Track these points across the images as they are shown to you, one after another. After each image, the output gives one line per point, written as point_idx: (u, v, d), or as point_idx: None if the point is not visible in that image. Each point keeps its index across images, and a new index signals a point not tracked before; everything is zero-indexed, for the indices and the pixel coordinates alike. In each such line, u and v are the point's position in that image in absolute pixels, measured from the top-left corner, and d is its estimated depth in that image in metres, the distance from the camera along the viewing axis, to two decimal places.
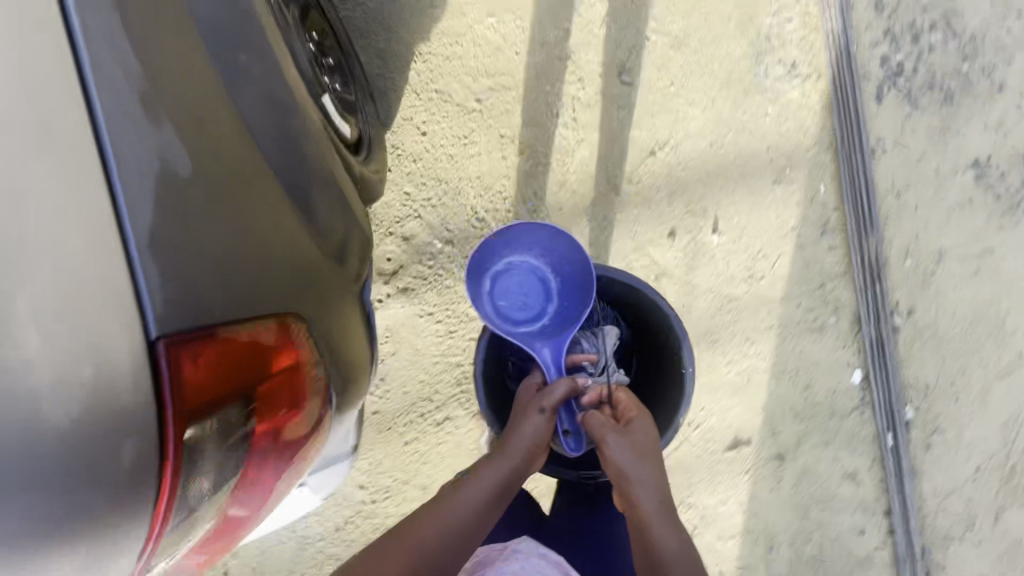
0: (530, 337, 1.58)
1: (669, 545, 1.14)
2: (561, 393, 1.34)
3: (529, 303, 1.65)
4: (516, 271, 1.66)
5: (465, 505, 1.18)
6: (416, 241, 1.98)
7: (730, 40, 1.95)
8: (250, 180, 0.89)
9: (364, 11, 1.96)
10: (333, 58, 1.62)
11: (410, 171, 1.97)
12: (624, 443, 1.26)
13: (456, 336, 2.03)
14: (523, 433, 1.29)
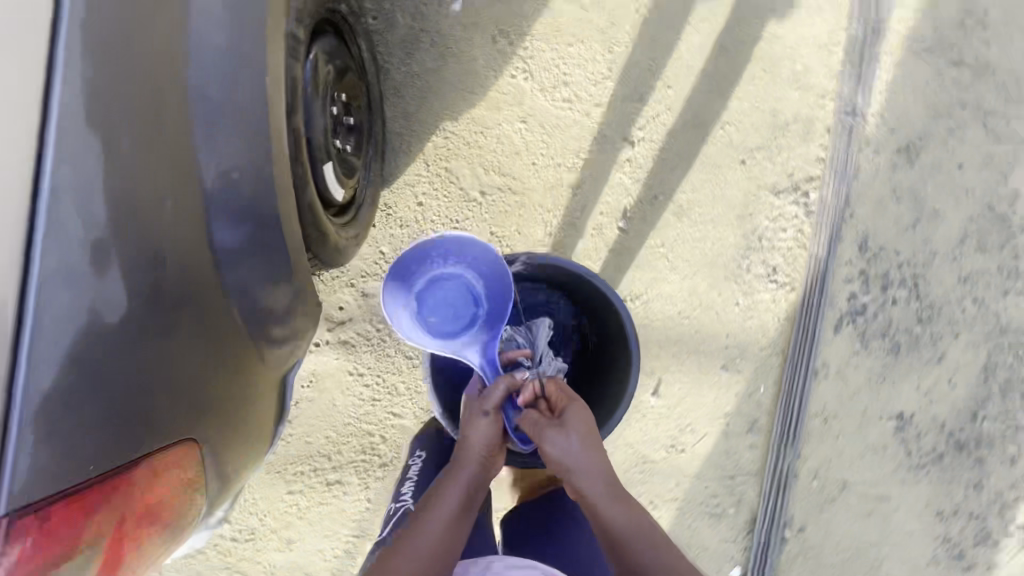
0: (462, 345, 1.56)
1: (620, 526, 1.30)
2: (500, 394, 1.42)
3: (458, 309, 1.59)
4: (440, 284, 1.60)
5: (429, 530, 1.34)
6: (374, 301, 1.98)
7: (727, 226, 2.05)
8: (190, 282, 0.96)
9: (407, 70, 1.97)
10: (355, 118, 1.62)
11: (393, 234, 1.97)
12: (558, 438, 1.33)
13: (377, 405, 1.99)
14: (473, 448, 1.43)
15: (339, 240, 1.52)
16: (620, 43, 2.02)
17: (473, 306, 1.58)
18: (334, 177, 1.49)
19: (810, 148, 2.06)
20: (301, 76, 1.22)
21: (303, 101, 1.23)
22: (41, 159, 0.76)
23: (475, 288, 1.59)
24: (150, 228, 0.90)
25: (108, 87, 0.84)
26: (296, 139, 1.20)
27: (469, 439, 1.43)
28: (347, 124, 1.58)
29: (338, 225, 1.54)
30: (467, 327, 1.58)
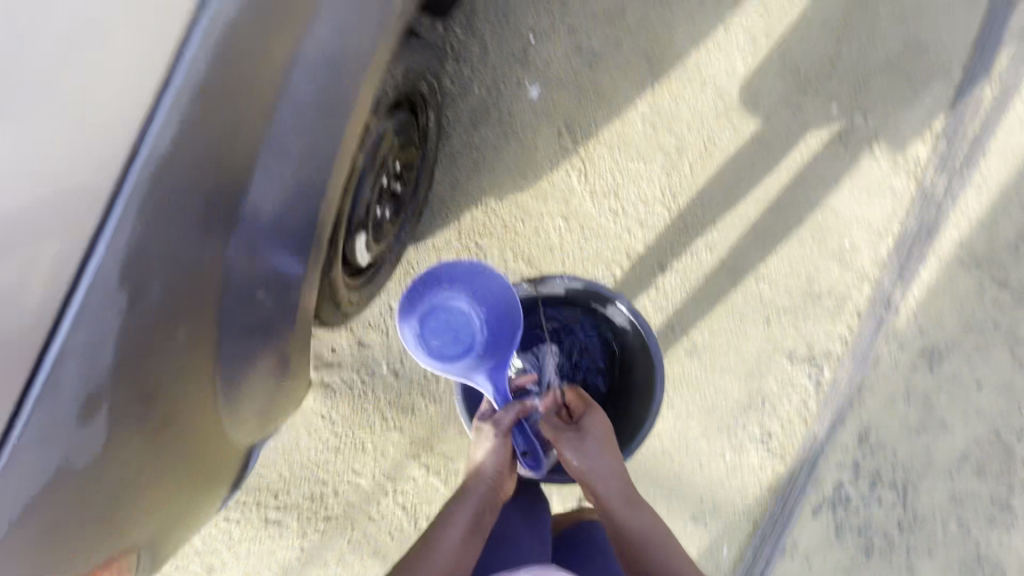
0: (465, 370, 1.54)
1: (637, 530, 1.40)
2: (511, 417, 1.49)
3: (461, 335, 1.55)
4: (443, 309, 1.57)
5: (450, 538, 1.36)
6: (367, 352, 1.94)
7: (734, 378, 2.01)
8: (184, 372, 0.94)
9: (467, 140, 1.96)
10: (403, 186, 1.60)
11: None
12: (578, 442, 1.47)
13: (339, 457, 1.94)
14: (489, 462, 1.48)
15: (350, 306, 1.48)
16: (679, 172, 2.03)
17: (475, 334, 1.57)
18: (364, 244, 1.46)
19: (836, 325, 2.03)
20: (359, 159, 1.21)
21: (353, 183, 1.21)
22: (89, 257, 0.74)
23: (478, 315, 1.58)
24: (171, 316, 0.88)
25: (177, 184, 0.82)
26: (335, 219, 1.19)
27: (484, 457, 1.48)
28: (393, 190, 1.56)
29: (354, 289, 1.50)
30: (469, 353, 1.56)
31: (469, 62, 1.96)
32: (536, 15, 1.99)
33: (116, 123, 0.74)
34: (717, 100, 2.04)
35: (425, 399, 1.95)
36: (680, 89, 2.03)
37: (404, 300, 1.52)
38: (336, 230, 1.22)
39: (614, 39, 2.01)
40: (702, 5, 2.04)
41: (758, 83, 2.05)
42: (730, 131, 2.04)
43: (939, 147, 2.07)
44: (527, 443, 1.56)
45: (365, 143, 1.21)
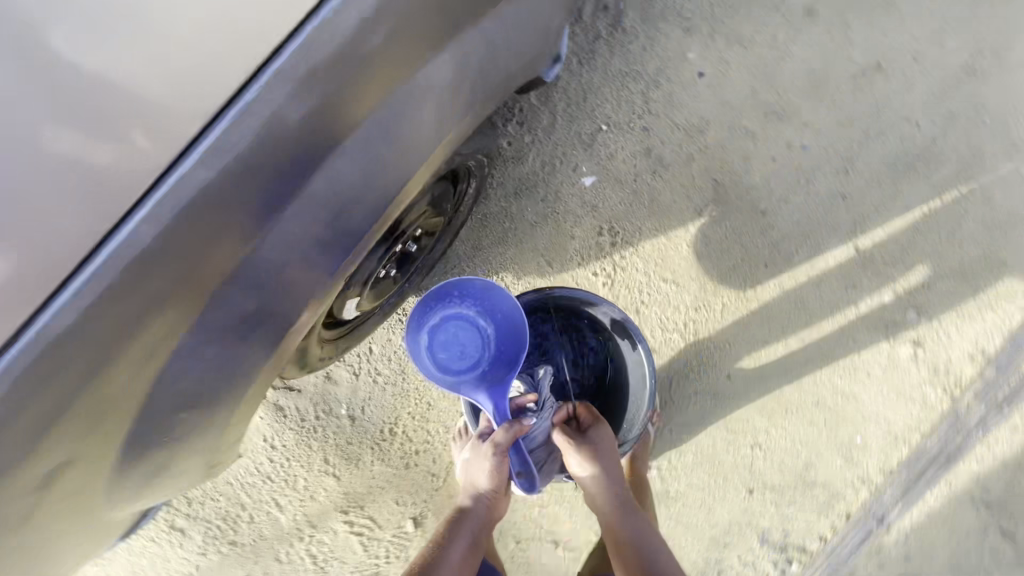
0: (468, 389, 1.49)
1: (638, 539, 1.47)
2: (506, 436, 1.41)
3: (464, 353, 1.52)
4: (451, 325, 1.54)
5: (453, 558, 1.42)
6: (332, 388, 1.82)
7: (696, 540, 1.86)
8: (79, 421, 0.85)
9: (504, 208, 1.85)
10: (419, 248, 1.49)
11: (392, 342, 1.83)
12: (587, 451, 1.52)
13: (267, 485, 1.81)
14: (487, 484, 1.48)
15: (321, 361, 1.37)
16: (710, 310, 1.88)
17: (481, 350, 1.54)
18: (355, 304, 1.36)
19: (820, 520, 1.88)
20: (371, 239, 1.10)
21: (357, 260, 1.11)
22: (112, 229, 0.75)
23: (484, 331, 1.55)
24: (106, 358, 0.81)
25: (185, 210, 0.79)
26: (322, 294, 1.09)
27: (480, 477, 1.48)
28: (407, 251, 1.44)
29: (331, 342, 1.39)
30: (473, 370, 1.52)
31: (532, 131, 1.85)
32: (616, 104, 1.87)
33: (211, 91, 0.77)
34: (774, 249, 1.90)
35: (373, 456, 1.83)
36: (739, 227, 1.89)
37: (417, 310, 1.49)
38: (323, 301, 1.12)
39: (688, 154, 1.88)
40: (791, 147, 1.90)
41: (821, 245, 1.91)
42: (777, 284, 1.90)
43: (986, 373, 1.92)
44: (520, 464, 1.45)
45: (382, 224, 1.11)
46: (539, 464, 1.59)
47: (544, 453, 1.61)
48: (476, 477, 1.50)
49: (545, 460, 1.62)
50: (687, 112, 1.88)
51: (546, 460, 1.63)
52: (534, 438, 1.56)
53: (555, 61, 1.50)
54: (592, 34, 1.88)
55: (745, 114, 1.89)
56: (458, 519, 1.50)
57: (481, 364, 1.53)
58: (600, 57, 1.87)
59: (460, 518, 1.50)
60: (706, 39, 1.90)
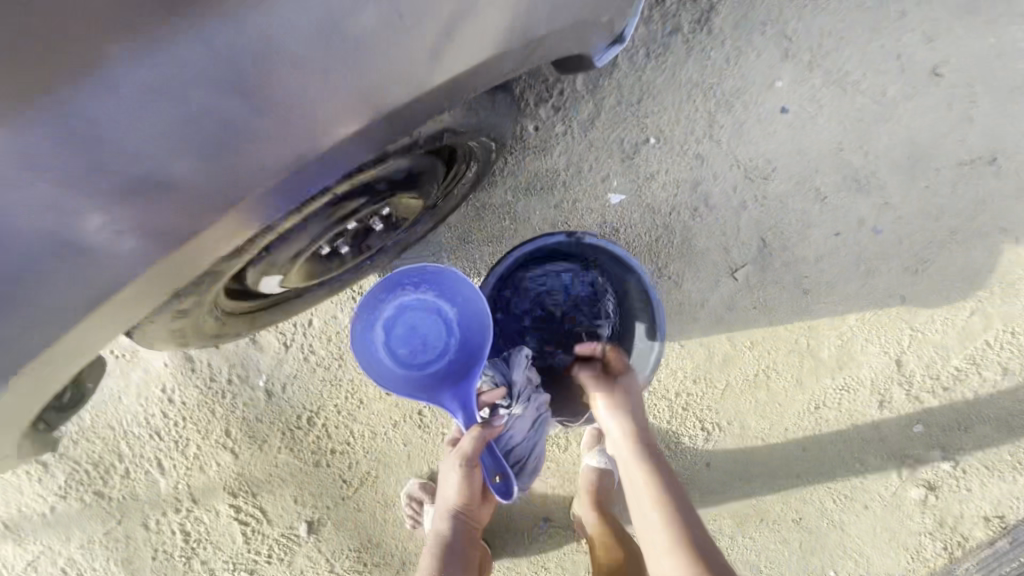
0: (432, 395, 1.09)
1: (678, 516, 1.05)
2: (471, 443, 1.08)
3: (422, 351, 1.13)
4: (410, 315, 1.15)
5: None
6: (254, 354, 1.55)
7: None
8: None
9: (509, 202, 1.53)
10: (387, 227, 1.18)
11: (337, 320, 1.55)
12: (614, 396, 1.17)
13: (153, 441, 1.56)
14: (460, 496, 1.18)
15: (222, 336, 1.09)
16: (710, 386, 1.59)
17: (448, 337, 1.14)
18: (281, 282, 1.05)
19: None
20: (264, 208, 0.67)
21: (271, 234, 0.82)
22: None
23: (448, 315, 1.15)
24: None
25: None
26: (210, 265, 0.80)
27: (450, 491, 1.19)
28: (369, 228, 1.13)
29: (243, 315, 1.10)
30: (440, 365, 1.13)
31: (567, 121, 1.52)
32: (673, 118, 1.53)
33: None
34: (803, 337, 1.60)
35: (281, 442, 1.57)
36: (771, 301, 1.58)
37: (371, 298, 1.10)
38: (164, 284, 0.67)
39: (739, 201, 1.56)
40: (859, 226, 1.58)
41: (858, 348, 1.60)
42: (795, 378, 1.60)
43: (1000, 544, 1.63)
44: (490, 463, 1.10)
45: (290, 197, 0.68)
46: (521, 470, 1.22)
47: (529, 447, 1.20)
48: (446, 490, 1.20)
49: (530, 461, 1.23)
50: (753, 151, 1.55)
51: (531, 461, 1.23)
52: (510, 444, 1.18)
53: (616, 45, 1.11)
54: (671, 24, 1.51)
55: (820, 171, 1.56)
56: (438, 550, 1.21)
57: (448, 357, 1.13)
58: (672, 55, 1.52)
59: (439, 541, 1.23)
60: (803, 69, 1.54)
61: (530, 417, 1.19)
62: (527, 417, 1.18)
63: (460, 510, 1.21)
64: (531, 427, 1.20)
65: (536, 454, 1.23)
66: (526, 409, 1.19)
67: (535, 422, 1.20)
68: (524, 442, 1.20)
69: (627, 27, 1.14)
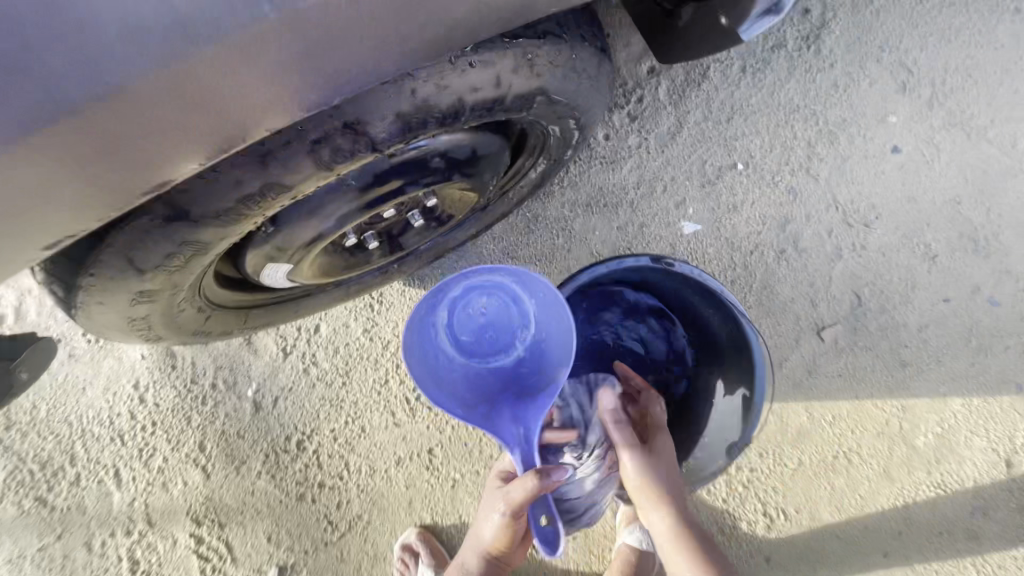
0: (492, 410, 0.81)
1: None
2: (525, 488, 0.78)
3: (484, 346, 0.84)
4: (476, 296, 0.83)
5: None
6: (248, 358, 1.33)
7: None
8: None
9: (565, 217, 1.31)
10: (427, 226, 0.97)
11: (347, 330, 1.33)
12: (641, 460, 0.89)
13: (113, 446, 1.32)
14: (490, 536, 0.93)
15: (205, 332, 0.86)
16: (779, 464, 1.32)
17: (520, 331, 0.84)
18: (289, 276, 0.82)
19: None
20: (249, 117, 0.51)
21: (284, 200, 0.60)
22: None
23: (526, 305, 0.83)
24: None
25: None
26: (194, 228, 0.58)
27: (487, 536, 0.92)
28: (406, 220, 0.92)
29: (234, 308, 0.88)
30: (508, 365, 0.84)
31: (642, 133, 1.32)
32: (767, 144, 1.32)
33: None
34: (895, 418, 1.33)
35: (262, 466, 1.32)
36: (860, 370, 1.33)
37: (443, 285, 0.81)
38: (101, 185, 0.50)
39: (834, 247, 1.33)
40: (973, 294, 1.33)
41: (962, 441, 1.33)
42: (882, 467, 1.32)
43: None
44: (545, 510, 0.78)
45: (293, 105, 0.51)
46: (570, 521, 0.99)
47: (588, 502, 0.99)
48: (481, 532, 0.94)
49: (582, 512, 1.01)
50: (855, 192, 1.33)
51: (586, 511, 1.01)
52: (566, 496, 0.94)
53: (773, 7, 0.71)
54: (773, 38, 1.32)
55: (931, 225, 1.33)
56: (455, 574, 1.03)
57: (518, 356, 0.84)
58: (772, 73, 1.32)
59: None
60: (922, 105, 1.33)
61: (595, 466, 0.96)
62: (591, 466, 0.96)
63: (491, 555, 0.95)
64: (593, 476, 0.97)
65: (593, 503, 1.01)
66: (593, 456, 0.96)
67: (599, 472, 0.97)
68: (582, 492, 0.97)
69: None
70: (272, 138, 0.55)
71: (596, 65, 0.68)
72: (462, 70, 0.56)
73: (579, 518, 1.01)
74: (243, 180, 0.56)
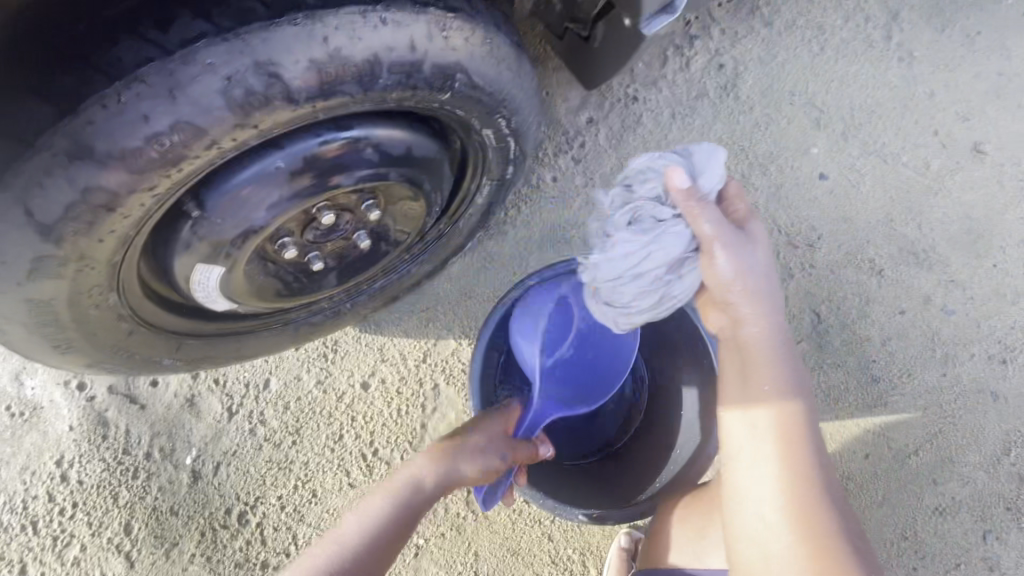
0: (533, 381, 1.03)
1: (828, 497, 0.77)
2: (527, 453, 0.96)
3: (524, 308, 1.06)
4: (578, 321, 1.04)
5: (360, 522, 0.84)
6: (187, 420, 1.22)
7: None
8: None
9: (520, 254, 1.33)
10: (385, 255, 0.95)
11: (299, 382, 1.25)
12: (739, 257, 0.80)
13: (22, 537, 1.15)
14: (463, 460, 0.90)
15: (124, 352, 0.81)
16: None
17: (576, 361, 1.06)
18: (223, 290, 0.79)
19: None
20: None
21: (199, 154, 0.58)
22: None
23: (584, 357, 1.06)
24: None
25: None
26: (99, 175, 0.56)
27: (465, 463, 0.90)
28: (362, 249, 0.90)
29: (163, 333, 0.83)
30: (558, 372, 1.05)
31: (588, 174, 1.39)
32: None
33: None
34: (880, 437, 1.28)
35: (196, 548, 1.16)
36: (834, 389, 1.30)
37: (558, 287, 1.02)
38: None
39: (784, 268, 1.36)
40: (926, 305, 1.36)
41: (953, 456, 1.27)
42: (877, 490, 1.25)
43: None
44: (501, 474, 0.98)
45: None
46: (625, 300, 0.86)
47: (653, 287, 0.84)
48: (452, 472, 0.90)
49: (644, 302, 0.86)
50: (795, 217, 1.39)
51: (653, 301, 0.85)
52: (609, 263, 0.85)
53: (667, 6, 0.86)
54: (696, 88, 1.45)
55: (871, 242, 1.39)
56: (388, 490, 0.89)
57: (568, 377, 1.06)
58: (699, 117, 1.44)
59: (384, 521, 0.84)
60: (839, 138, 1.45)
61: (653, 245, 0.80)
62: (640, 242, 0.81)
63: (445, 487, 0.90)
64: (650, 259, 0.81)
65: (662, 296, 0.85)
66: (652, 231, 0.81)
67: (659, 258, 0.81)
68: (628, 274, 0.83)
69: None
70: (181, 74, 0.55)
71: (513, 56, 0.74)
72: (375, 27, 0.60)
73: (635, 304, 0.86)
74: (150, 116, 0.55)
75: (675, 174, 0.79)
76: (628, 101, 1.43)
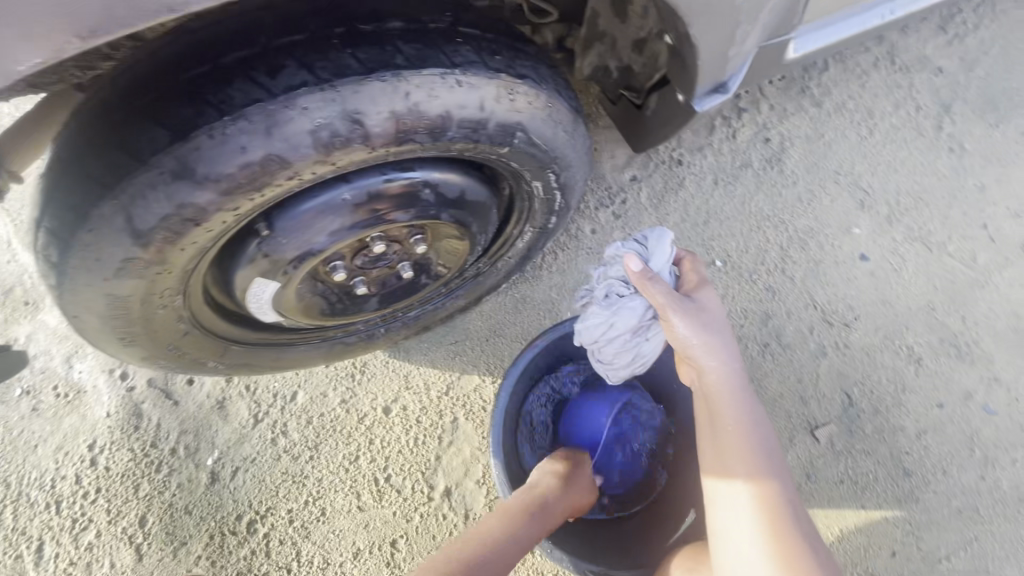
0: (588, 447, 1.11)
1: (807, 542, 0.78)
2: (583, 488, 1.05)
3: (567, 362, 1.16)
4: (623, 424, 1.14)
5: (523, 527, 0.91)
6: (215, 421, 1.26)
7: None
8: None
9: (552, 299, 1.35)
10: (426, 287, 1.00)
11: (325, 399, 1.28)
12: (698, 319, 0.88)
13: (45, 515, 1.20)
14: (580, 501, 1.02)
15: (177, 350, 0.87)
16: None
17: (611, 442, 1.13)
18: (275, 305, 0.84)
19: None
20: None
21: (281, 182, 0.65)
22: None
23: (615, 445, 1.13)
24: None
25: None
26: (194, 194, 0.63)
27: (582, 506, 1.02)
28: (406, 279, 0.95)
29: (212, 335, 0.89)
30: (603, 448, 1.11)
31: (626, 230, 1.42)
32: (742, 246, 1.42)
33: None
34: (909, 534, 1.21)
35: (203, 550, 1.18)
36: (862, 475, 1.25)
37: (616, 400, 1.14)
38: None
39: (817, 343, 1.34)
40: (967, 401, 1.31)
41: (989, 567, 1.20)
42: None
43: None
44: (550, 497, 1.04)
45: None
46: (606, 361, 0.97)
47: (624, 351, 0.95)
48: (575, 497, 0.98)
49: (621, 362, 0.97)
50: (832, 293, 1.38)
51: (628, 361, 0.96)
52: (587, 333, 0.96)
53: (719, 87, 0.94)
54: (741, 158, 1.49)
55: (910, 327, 1.36)
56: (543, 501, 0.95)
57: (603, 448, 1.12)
58: (742, 186, 1.47)
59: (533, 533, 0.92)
60: (883, 221, 1.45)
61: (615, 316, 0.92)
62: (605, 316, 0.93)
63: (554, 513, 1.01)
64: (617, 327, 0.93)
65: (634, 357, 0.96)
66: (612, 305, 0.93)
67: (622, 326, 0.93)
68: (603, 340, 0.95)
69: (731, 76, 0.94)
70: (278, 114, 0.61)
71: (571, 120, 0.80)
72: (451, 88, 0.66)
73: (612, 365, 0.97)
74: (246, 148, 0.62)
75: (631, 260, 0.89)
76: (672, 164, 1.48)
